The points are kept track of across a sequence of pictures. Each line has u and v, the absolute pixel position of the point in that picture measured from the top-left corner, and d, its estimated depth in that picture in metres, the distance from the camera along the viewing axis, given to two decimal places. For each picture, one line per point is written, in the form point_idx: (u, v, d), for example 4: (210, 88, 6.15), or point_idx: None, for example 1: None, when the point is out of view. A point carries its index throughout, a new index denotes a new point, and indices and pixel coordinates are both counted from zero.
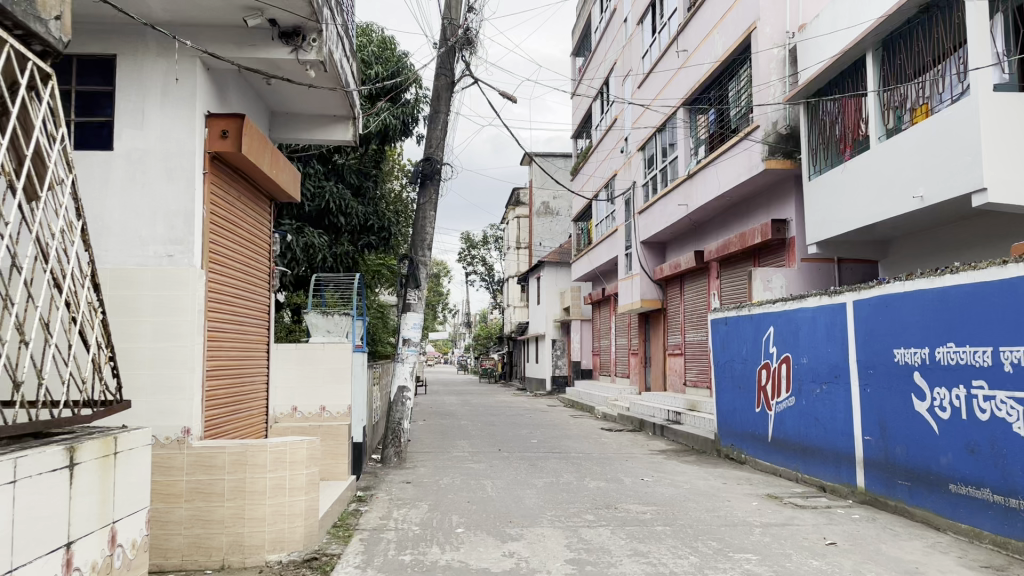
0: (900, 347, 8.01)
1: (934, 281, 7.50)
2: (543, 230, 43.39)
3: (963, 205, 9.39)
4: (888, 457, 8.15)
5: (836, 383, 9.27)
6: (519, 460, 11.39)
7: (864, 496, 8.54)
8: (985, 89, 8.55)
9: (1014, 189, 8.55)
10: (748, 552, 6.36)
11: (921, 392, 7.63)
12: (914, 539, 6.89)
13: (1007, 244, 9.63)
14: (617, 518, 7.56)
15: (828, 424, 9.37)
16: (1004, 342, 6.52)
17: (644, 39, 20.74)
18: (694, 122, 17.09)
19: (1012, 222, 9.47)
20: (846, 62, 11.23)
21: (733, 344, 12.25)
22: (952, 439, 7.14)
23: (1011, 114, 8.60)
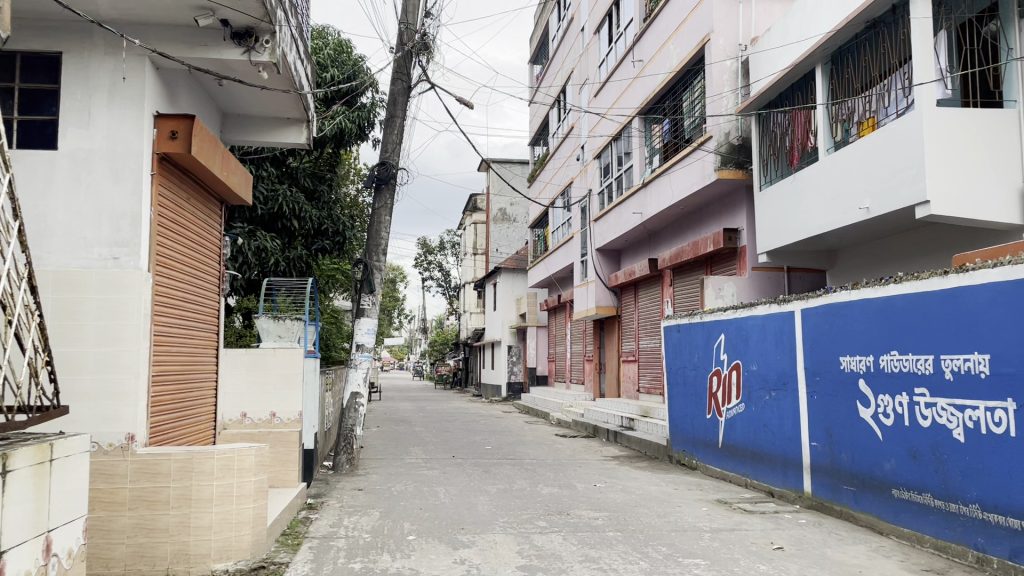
0: (846, 354, 8.18)
1: (878, 291, 7.69)
2: (500, 236, 43.46)
3: (906, 217, 9.64)
4: (834, 463, 8.31)
5: (784, 390, 9.43)
6: (472, 467, 11.37)
7: (810, 501, 8.70)
8: (928, 103, 8.80)
9: (955, 202, 8.79)
10: (697, 557, 6.44)
11: (865, 399, 7.81)
12: (858, 543, 7.04)
13: (947, 255, 9.92)
14: (569, 524, 7.59)
15: (776, 430, 9.53)
16: (945, 351, 6.71)
17: (600, 48, 20.93)
18: (649, 131, 17.28)
19: (952, 234, 9.76)
20: (796, 76, 11.48)
21: (685, 351, 12.40)
22: (895, 446, 7.32)
23: (953, 128, 8.86)
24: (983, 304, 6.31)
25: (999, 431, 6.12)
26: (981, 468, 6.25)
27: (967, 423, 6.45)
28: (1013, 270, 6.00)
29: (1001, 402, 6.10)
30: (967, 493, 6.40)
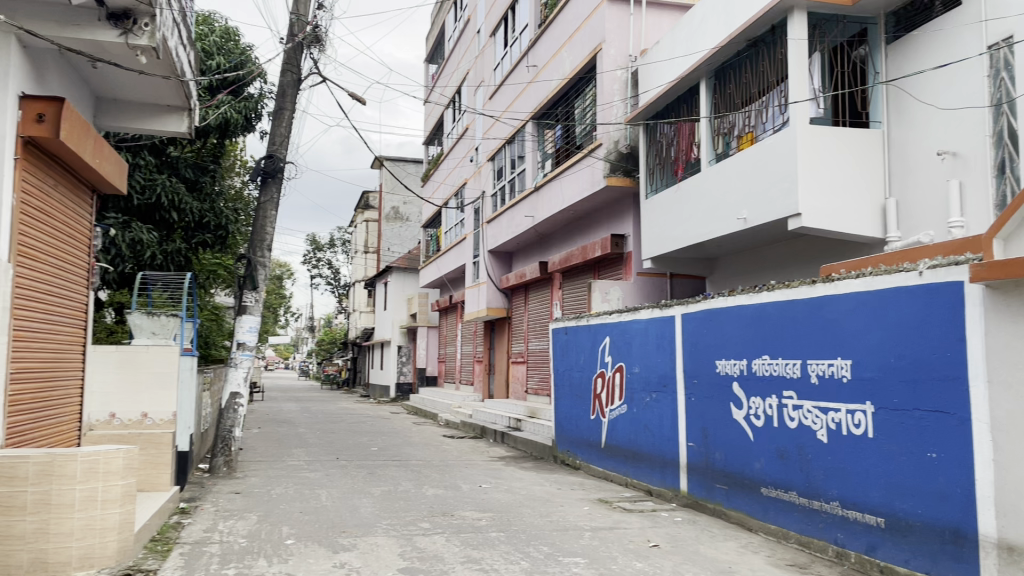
0: (722, 358, 8.52)
1: (753, 298, 8.06)
2: (391, 235, 43.04)
3: (779, 228, 10.13)
4: (708, 462, 8.64)
5: (664, 392, 9.74)
6: (356, 468, 11.19)
7: (686, 499, 9.01)
8: (802, 121, 9.32)
9: (824, 215, 9.30)
10: (577, 556, 6.55)
11: (738, 401, 8.15)
12: (729, 539, 7.35)
13: (816, 265, 10.50)
14: (453, 525, 7.58)
15: (656, 431, 9.83)
16: (811, 356, 7.12)
17: (496, 51, 21.07)
18: (541, 136, 17.51)
19: (820, 246, 10.35)
20: (682, 89, 11.88)
21: (572, 353, 12.61)
22: (764, 446, 7.69)
23: (824, 145, 9.38)
24: (846, 313, 6.77)
25: (858, 432, 6.57)
26: (843, 467, 6.69)
27: (830, 424, 6.88)
28: (874, 282, 6.50)
29: (861, 405, 6.57)
30: (828, 491, 6.82)
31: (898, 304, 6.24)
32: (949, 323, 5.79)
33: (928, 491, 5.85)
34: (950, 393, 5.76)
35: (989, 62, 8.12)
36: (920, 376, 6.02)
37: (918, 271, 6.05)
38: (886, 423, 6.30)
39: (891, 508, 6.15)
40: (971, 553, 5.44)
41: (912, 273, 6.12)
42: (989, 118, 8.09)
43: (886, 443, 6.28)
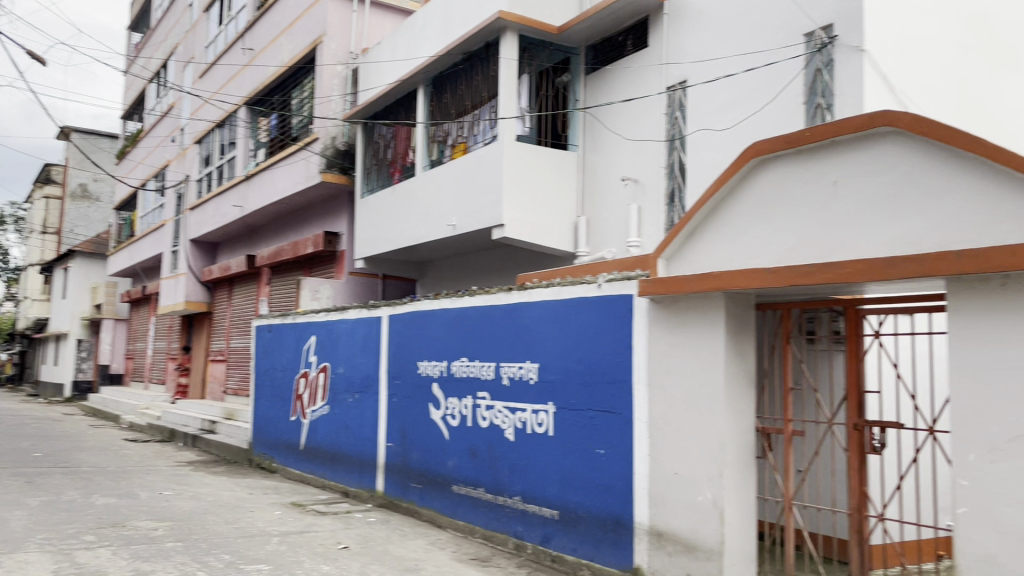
0: (423, 359, 8.69)
1: (454, 302, 8.32)
2: (77, 216, 38.61)
3: (483, 237, 10.61)
4: (404, 462, 8.79)
5: (366, 393, 9.73)
6: (9, 477, 9.80)
7: (381, 499, 9.07)
8: (509, 136, 9.83)
9: (524, 227, 9.93)
10: (260, 562, 6.29)
11: (437, 401, 8.40)
12: (418, 538, 7.51)
13: (513, 274, 11.21)
14: (122, 537, 6.92)
15: (356, 432, 9.78)
16: (504, 359, 7.58)
17: (209, 28, 19.79)
18: (255, 124, 16.74)
19: (517, 257, 11.11)
20: (400, 93, 12.00)
21: (275, 352, 12.15)
22: (457, 445, 8.05)
23: (528, 161, 9.99)
24: (536, 319, 7.28)
25: (541, 431, 7.13)
26: (525, 464, 7.24)
27: (517, 423, 7.41)
28: (560, 292, 7.07)
29: (544, 406, 7.13)
30: (512, 487, 7.37)
31: (579, 313, 6.85)
32: (620, 332, 6.49)
33: (595, 484, 6.55)
34: (617, 395, 6.47)
35: (667, 102, 9.24)
36: (594, 379, 6.67)
37: (597, 284, 6.69)
38: (564, 422, 6.90)
39: (564, 501, 6.79)
40: (627, 540, 6.20)
41: (592, 285, 6.75)
42: (665, 151, 9.21)
43: (563, 441, 6.88)
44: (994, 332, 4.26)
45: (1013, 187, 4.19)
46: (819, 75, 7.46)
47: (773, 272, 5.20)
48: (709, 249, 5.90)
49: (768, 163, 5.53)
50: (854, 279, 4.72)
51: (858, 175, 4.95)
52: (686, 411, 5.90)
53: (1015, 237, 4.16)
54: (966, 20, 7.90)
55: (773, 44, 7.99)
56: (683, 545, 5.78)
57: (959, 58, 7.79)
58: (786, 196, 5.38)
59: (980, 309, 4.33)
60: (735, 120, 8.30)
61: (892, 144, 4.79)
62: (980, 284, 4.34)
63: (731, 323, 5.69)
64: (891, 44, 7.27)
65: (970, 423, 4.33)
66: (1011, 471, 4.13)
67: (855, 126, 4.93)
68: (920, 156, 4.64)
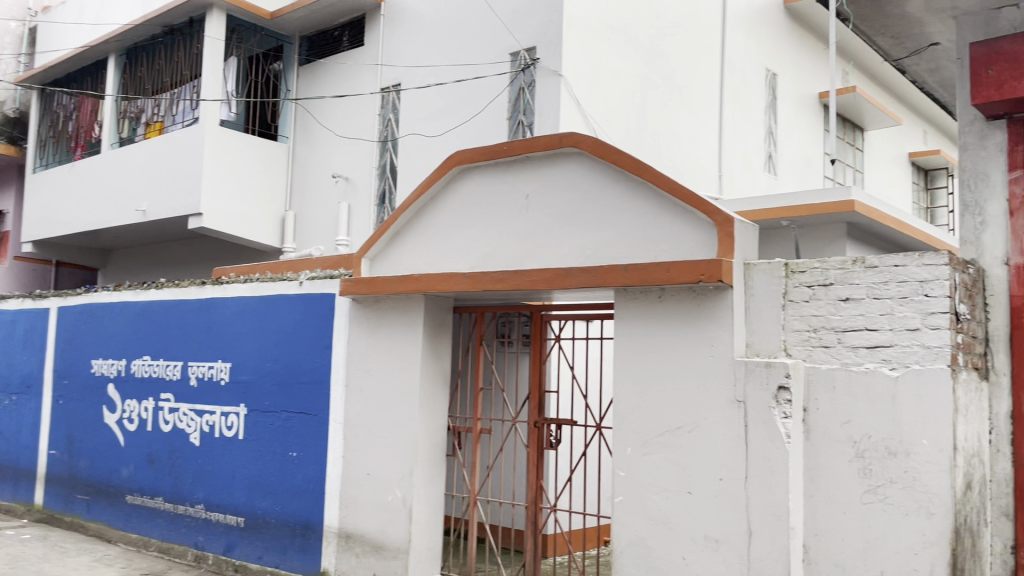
0: (98, 357, 8.09)
1: (139, 295, 7.84)
2: None
3: (173, 224, 10.98)
4: (70, 472, 8.15)
5: (26, 394, 8.76)
6: None
7: (40, 513, 8.33)
8: (212, 121, 10.27)
9: (222, 218, 10.41)
10: None
11: (112, 404, 7.86)
12: (81, 554, 7.06)
13: (207, 267, 11.90)
14: None
15: (12, 439, 8.85)
16: (193, 358, 7.24)
17: None
18: None
19: (213, 251, 11.81)
20: (88, 60, 11.68)
21: None
22: (134, 452, 7.60)
23: (228, 152, 10.46)
24: (231, 316, 6.99)
25: (229, 434, 6.88)
26: (210, 470, 6.99)
27: (204, 427, 7.11)
28: (259, 288, 6.78)
29: (234, 408, 6.87)
30: (194, 495, 7.09)
31: (278, 311, 6.61)
32: (319, 332, 6.35)
33: (285, 488, 6.41)
34: (312, 397, 6.34)
35: (380, 103, 9.87)
36: (289, 380, 6.49)
37: (298, 282, 6.49)
38: (255, 425, 6.68)
39: (251, 508, 6.61)
40: (315, 544, 6.15)
41: (292, 283, 6.55)
42: (376, 151, 9.88)
43: (252, 444, 6.67)
44: (652, 338, 4.73)
45: (672, 211, 4.72)
46: (522, 93, 8.24)
47: (468, 276, 5.37)
48: (410, 251, 5.94)
49: (469, 171, 5.71)
50: (538, 286, 5.03)
51: (547, 190, 5.29)
52: (380, 412, 5.90)
53: (671, 255, 4.70)
54: (648, 59, 8.84)
55: (483, 59, 8.69)
56: (371, 545, 5.80)
57: (641, 92, 8.71)
58: (484, 204, 5.59)
59: (640, 316, 4.79)
60: (446, 126, 8.97)
61: (577, 164, 5.17)
62: (642, 295, 4.80)
63: (429, 324, 5.78)
64: (584, 72, 8.05)
65: (628, 419, 4.79)
66: (659, 462, 4.64)
67: (546, 144, 5.25)
68: (599, 177, 5.05)
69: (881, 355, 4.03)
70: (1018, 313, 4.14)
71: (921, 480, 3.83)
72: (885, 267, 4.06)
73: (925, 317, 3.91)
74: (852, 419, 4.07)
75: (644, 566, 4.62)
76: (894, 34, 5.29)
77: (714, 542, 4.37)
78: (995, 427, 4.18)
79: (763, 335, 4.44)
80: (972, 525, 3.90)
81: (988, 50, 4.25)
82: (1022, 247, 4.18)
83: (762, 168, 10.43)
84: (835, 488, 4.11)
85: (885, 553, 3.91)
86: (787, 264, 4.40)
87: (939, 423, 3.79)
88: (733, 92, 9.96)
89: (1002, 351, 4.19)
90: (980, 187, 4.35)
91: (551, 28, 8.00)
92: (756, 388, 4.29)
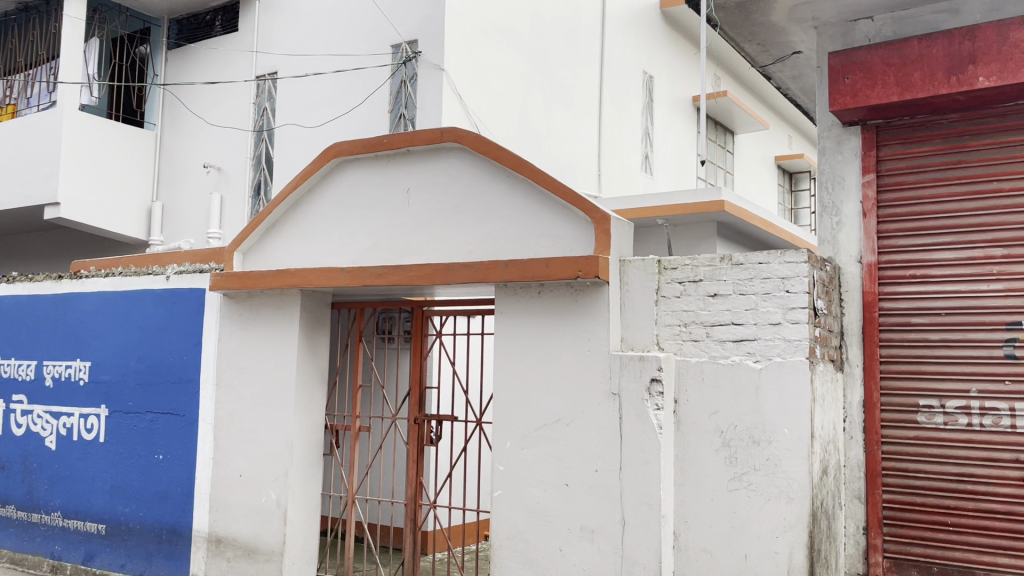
0: None
1: None
2: None
3: (27, 216, 10.50)
4: None
5: None
6: None
7: None
8: (70, 105, 9.70)
9: (82, 208, 9.81)
10: None
11: None
12: None
13: (66, 261, 11.36)
14: None
15: None
16: (48, 357, 6.83)
17: None
18: None
19: (69, 244, 11.31)
20: None
21: None
22: None
23: (88, 138, 9.89)
24: (91, 311, 6.60)
25: (89, 436, 6.51)
26: (68, 475, 6.60)
27: (59, 430, 6.72)
28: (122, 282, 6.43)
29: (94, 409, 6.51)
30: (50, 502, 6.67)
31: (143, 306, 6.29)
32: (188, 328, 6.07)
33: (150, 492, 6.10)
34: (180, 396, 6.06)
35: (256, 91, 9.57)
36: (155, 379, 6.18)
37: (164, 276, 6.19)
38: (117, 427, 6.34)
39: (113, 514, 6.26)
40: (183, 550, 5.88)
41: (159, 277, 6.24)
42: (251, 142, 9.54)
43: (114, 447, 6.34)
44: (530, 333, 4.77)
45: (551, 208, 4.77)
46: (404, 86, 8.15)
47: (347, 271, 5.26)
48: (286, 245, 5.75)
49: (348, 164, 5.58)
50: (418, 281, 4.98)
51: (427, 185, 5.24)
52: (254, 411, 5.70)
53: (550, 251, 4.75)
54: (530, 57, 8.93)
55: (364, 50, 8.55)
56: (243, 549, 5.60)
57: (522, 90, 8.79)
58: (363, 198, 5.49)
59: (520, 312, 4.82)
60: (325, 117, 8.77)
61: (458, 159, 5.15)
62: (521, 291, 4.83)
63: (306, 320, 5.62)
64: (466, 67, 8.05)
65: (507, 414, 4.82)
66: (538, 455, 4.68)
67: (426, 139, 5.20)
68: (479, 173, 5.05)
69: (746, 349, 4.21)
70: (869, 308, 4.42)
71: (782, 466, 4.03)
72: (749, 264, 4.25)
73: (786, 312, 4.12)
74: (720, 409, 4.24)
75: (522, 559, 4.66)
76: (761, 41, 5.54)
77: (589, 532, 4.46)
78: (849, 416, 4.45)
79: (637, 329, 4.55)
80: (827, 508, 4.14)
81: (845, 61, 4.52)
82: (874, 247, 4.46)
83: (639, 168, 10.73)
84: (702, 476, 4.27)
85: (749, 537, 4.09)
86: (660, 261, 4.53)
87: (798, 412, 4.00)
88: (612, 93, 10.20)
89: (855, 345, 4.46)
90: (836, 190, 4.61)
91: (433, 21, 7.94)
92: (630, 381, 4.40)
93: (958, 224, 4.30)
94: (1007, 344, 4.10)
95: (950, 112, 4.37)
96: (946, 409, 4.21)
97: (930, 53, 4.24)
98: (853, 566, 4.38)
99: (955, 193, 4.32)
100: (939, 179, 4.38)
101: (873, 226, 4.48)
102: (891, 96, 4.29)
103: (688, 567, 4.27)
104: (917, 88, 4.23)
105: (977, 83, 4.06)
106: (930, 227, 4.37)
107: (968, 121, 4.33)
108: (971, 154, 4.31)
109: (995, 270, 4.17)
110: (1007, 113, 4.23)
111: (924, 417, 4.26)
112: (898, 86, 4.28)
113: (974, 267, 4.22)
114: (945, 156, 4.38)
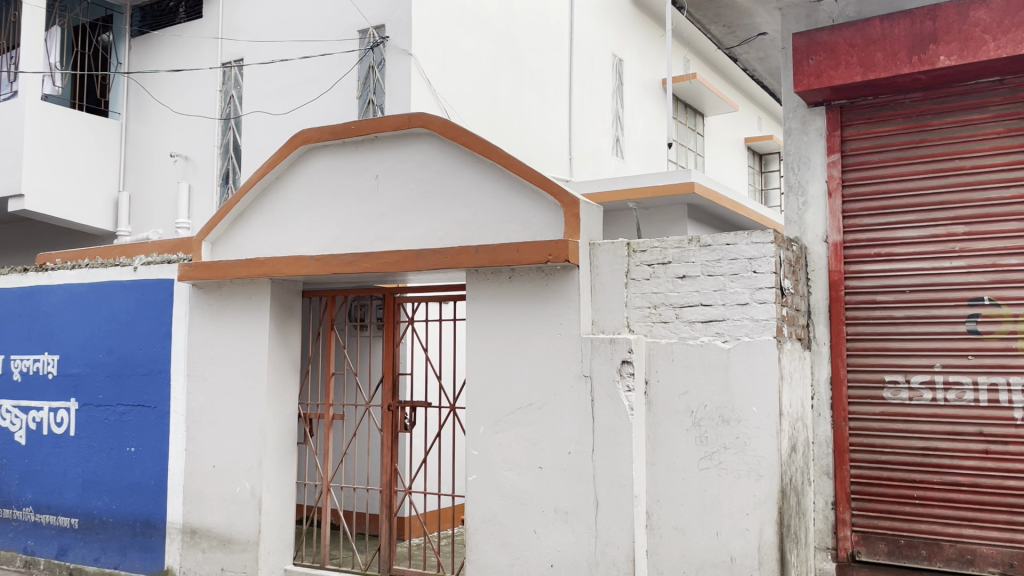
0: None
1: None
2: None
3: None
4: None
5: None
6: None
7: None
8: (32, 93, 9.53)
9: (46, 199, 9.65)
10: None
11: None
12: None
13: (33, 252, 11.20)
14: None
15: None
16: (17, 351, 6.75)
17: None
18: None
19: (35, 236, 11.17)
20: None
21: None
22: None
23: (50, 125, 9.74)
24: (58, 305, 6.53)
25: (60, 430, 6.45)
26: (39, 470, 6.54)
27: (29, 424, 6.66)
28: (89, 273, 6.36)
29: (64, 403, 6.45)
30: (21, 497, 6.62)
31: (110, 298, 6.22)
32: (156, 319, 6.02)
33: (123, 485, 6.06)
34: (150, 387, 6.01)
35: (221, 78, 9.46)
36: (125, 371, 6.13)
37: (133, 267, 6.13)
38: (88, 420, 6.29)
39: (85, 509, 6.22)
40: (158, 541, 5.86)
41: (126, 268, 6.17)
42: (218, 130, 9.46)
43: (85, 441, 6.29)
44: (502, 317, 4.78)
45: (521, 192, 4.77)
46: (371, 72, 8.09)
47: (317, 259, 5.23)
48: (255, 233, 5.70)
49: (316, 150, 5.55)
50: (389, 268, 4.96)
51: (396, 171, 5.22)
52: (227, 400, 5.66)
53: (520, 235, 4.75)
54: (498, 41, 8.90)
55: (331, 36, 8.47)
56: (218, 539, 5.59)
57: (492, 75, 8.77)
58: (332, 185, 5.46)
59: (491, 297, 4.83)
60: (292, 104, 8.69)
61: (427, 145, 5.13)
62: (493, 275, 4.83)
63: (276, 309, 5.59)
64: (435, 53, 8.01)
65: (479, 398, 4.83)
66: (511, 439, 4.71)
67: (395, 125, 5.18)
68: (448, 158, 5.04)
69: (714, 329, 4.25)
70: (835, 287, 4.48)
71: (750, 444, 4.09)
72: (717, 246, 4.28)
73: (754, 292, 4.15)
74: (689, 390, 4.28)
75: (496, 542, 4.70)
76: (726, 23, 5.57)
77: (563, 513, 4.50)
78: (817, 393, 4.51)
79: (607, 312, 4.58)
80: (796, 485, 4.20)
81: (809, 41, 4.55)
82: (839, 226, 4.51)
83: (609, 152, 10.74)
84: (673, 455, 4.32)
85: (719, 515, 4.14)
86: (629, 244, 4.55)
87: (766, 392, 4.05)
88: (582, 76, 10.20)
89: (822, 323, 4.52)
90: (803, 170, 4.65)
91: (401, 6, 7.87)
92: (601, 363, 4.43)
93: (921, 202, 4.36)
94: (970, 320, 4.18)
95: (912, 92, 4.42)
96: (912, 385, 4.28)
97: (893, 32, 4.28)
98: (822, 541, 4.44)
99: (918, 172, 4.38)
100: (902, 157, 4.43)
101: (838, 206, 4.53)
102: (854, 76, 4.33)
103: (662, 545, 4.32)
104: (880, 68, 4.27)
105: (938, 61, 4.11)
106: (894, 205, 4.42)
107: (930, 101, 4.38)
108: (933, 132, 4.36)
109: (957, 247, 4.24)
110: (968, 92, 4.28)
111: (890, 393, 4.33)
112: (861, 67, 4.32)
113: (938, 244, 4.29)
114: (908, 135, 4.44)
